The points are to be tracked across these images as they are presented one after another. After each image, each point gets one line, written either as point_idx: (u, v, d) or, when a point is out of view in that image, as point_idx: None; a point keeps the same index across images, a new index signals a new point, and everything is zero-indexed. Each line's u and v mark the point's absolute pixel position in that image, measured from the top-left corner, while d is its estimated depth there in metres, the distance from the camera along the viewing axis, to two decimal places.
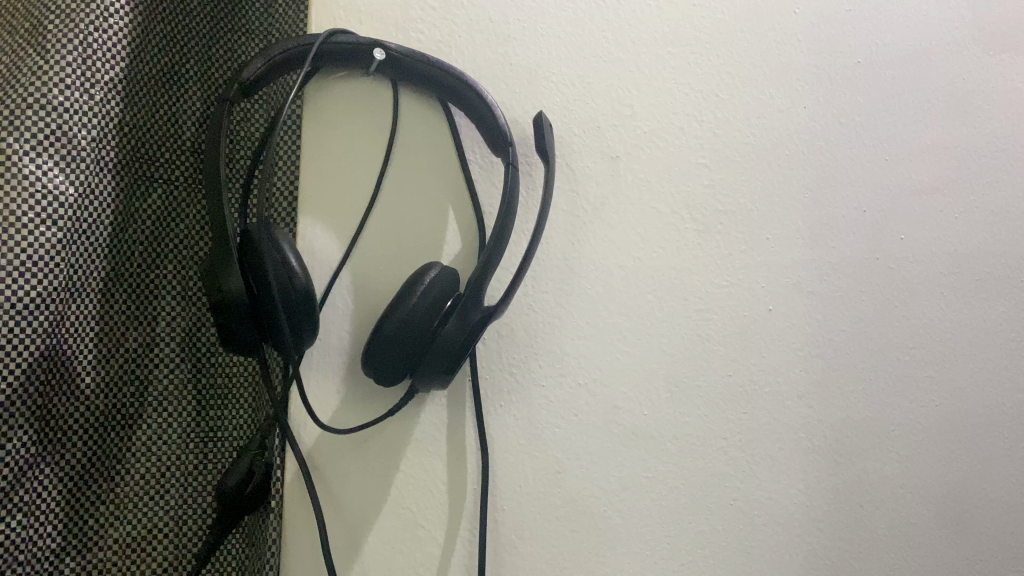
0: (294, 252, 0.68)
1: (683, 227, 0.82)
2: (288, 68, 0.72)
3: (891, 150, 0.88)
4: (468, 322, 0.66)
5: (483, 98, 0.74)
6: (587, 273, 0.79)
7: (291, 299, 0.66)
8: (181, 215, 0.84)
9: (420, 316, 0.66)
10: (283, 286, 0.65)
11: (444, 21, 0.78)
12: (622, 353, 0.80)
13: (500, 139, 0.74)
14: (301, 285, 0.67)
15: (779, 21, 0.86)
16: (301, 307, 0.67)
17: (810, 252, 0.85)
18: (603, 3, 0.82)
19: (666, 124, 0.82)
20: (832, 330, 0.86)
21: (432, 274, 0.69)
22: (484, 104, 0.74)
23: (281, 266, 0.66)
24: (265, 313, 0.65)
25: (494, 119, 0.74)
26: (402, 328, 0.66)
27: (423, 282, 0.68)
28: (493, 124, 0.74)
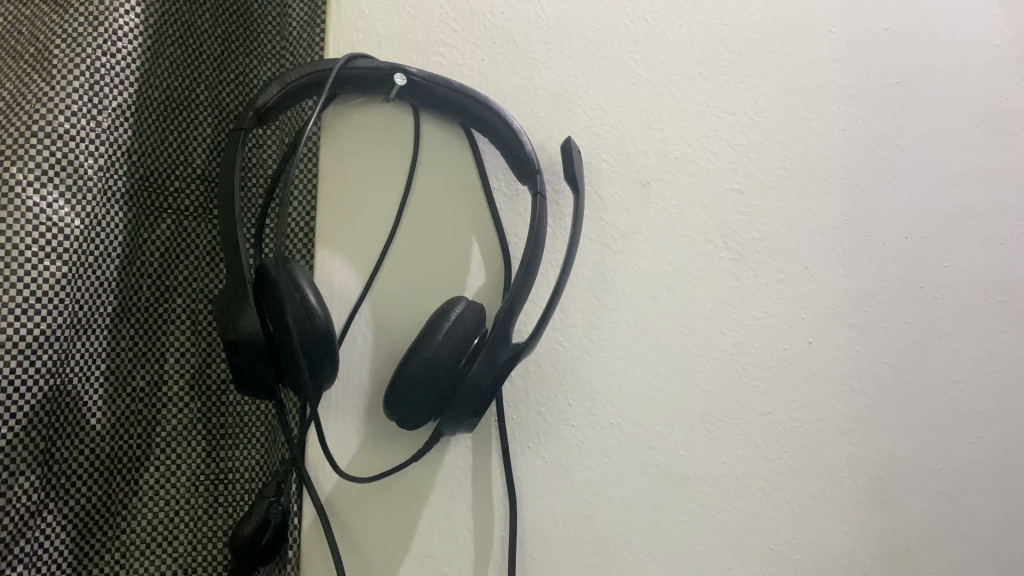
0: (313, 288, 0.65)
1: (718, 255, 0.78)
2: (306, 94, 0.69)
3: (933, 174, 0.84)
4: (495, 363, 0.63)
5: (508, 124, 0.70)
6: (618, 305, 0.76)
7: (311, 338, 0.63)
8: (192, 247, 0.80)
9: (444, 357, 0.62)
10: (301, 325, 0.62)
11: (466, 44, 0.75)
12: (655, 390, 0.76)
13: (526, 166, 0.71)
14: (321, 323, 0.63)
15: (813, 41, 0.82)
16: (320, 347, 0.63)
17: (850, 281, 0.81)
18: (631, 24, 0.78)
19: (699, 149, 0.78)
20: (875, 363, 0.81)
21: (458, 310, 0.65)
22: (510, 131, 0.70)
23: (299, 304, 0.63)
24: (283, 354, 0.62)
25: (520, 146, 0.70)
26: (426, 369, 0.62)
27: (447, 321, 0.64)
28: (520, 152, 0.71)
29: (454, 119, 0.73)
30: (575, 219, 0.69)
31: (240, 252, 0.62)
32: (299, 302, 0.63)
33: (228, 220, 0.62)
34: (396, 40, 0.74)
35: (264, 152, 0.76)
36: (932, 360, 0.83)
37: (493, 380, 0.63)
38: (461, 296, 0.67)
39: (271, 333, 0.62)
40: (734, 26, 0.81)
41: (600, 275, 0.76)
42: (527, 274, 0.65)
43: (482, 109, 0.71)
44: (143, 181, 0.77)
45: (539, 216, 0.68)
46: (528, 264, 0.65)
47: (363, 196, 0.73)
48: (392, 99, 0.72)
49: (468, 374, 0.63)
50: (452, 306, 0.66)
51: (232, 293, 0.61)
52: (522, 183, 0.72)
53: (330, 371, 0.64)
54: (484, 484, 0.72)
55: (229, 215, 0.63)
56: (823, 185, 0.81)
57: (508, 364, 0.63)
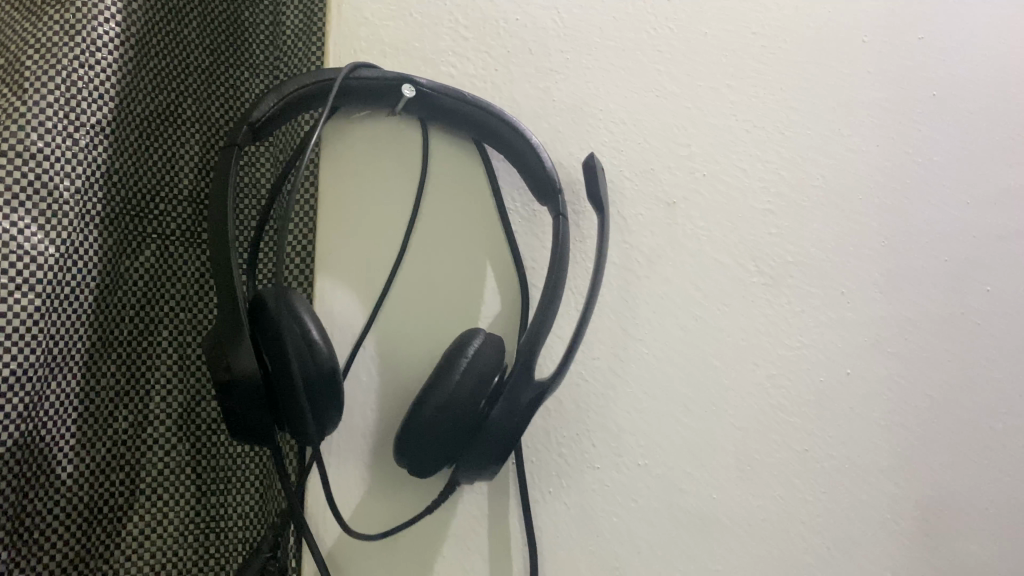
0: (315, 320, 0.58)
1: (749, 280, 0.72)
2: (306, 107, 0.63)
3: (973, 191, 0.79)
4: (518, 405, 0.56)
5: (527, 140, 0.64)
6: (644, 335, 0.70)
7: (313, 378, 0.56)
8: (178, 274, 0.73)
9: (463, 398, 0.56)
10: (303, 363, 0.56)
11: (478, 54, 0.69)
12: (685, 427, 0.70)
13: (546, 185, 0.65)
14: (325, 360, 0.57)
15: (845, 52, 0.77)
16: (324, 386, 0.57)
17: (888, 307, 0.76)
18: (654, 32, 0.73)
19: (727, 166, 0.73)
20: (917, 396, 0.76)
21: (478, 344, 0.59)
22: (528, 147, 0.64)
23: (300, 339, 0.56)
24: (282, 396, 0.55)
25: (539, 163, 0.64)
26: (443, 411, 0.56)
27: (466, 357, 0.58)
28: (538, 169, 0.65)
29: (466, 133, 0.67)
30: (600, 242, 0.63)
31: (234, 282, 0.55)
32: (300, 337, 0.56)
33: (220, 247, 0.56)
34: (403, 50, 0.68)
35: (259, 171, 0.69)
36: (976, 391, 0.77)
37: (517, 424, 0.56)
38: (478, 327, 0.61)
39: (269, 372, 0.56)
40: (762, 35, 0.76)
41: (623, 304, 0.70)
42: (551, 304, 0.59)
43: (498, 122, 0.64)
44: (125, 203, 0.70)
45: (562, 240, 0.62)
46: (551, 293, 0.59)
47: (367, 219, 0.66)
48: (399, 112, 0.66)
49: (489, 417, 0.56)
50: (470, 340, 0.59)
51: (224, 329, 0.55)
52: (540, 203, 0.66)
53: (335, 412, 0.58)
54: (502, 535, 0.66)
55: (222, 241, 0.56)
56: (858, 204, 0.76)
57: (533, 405, 0.57)
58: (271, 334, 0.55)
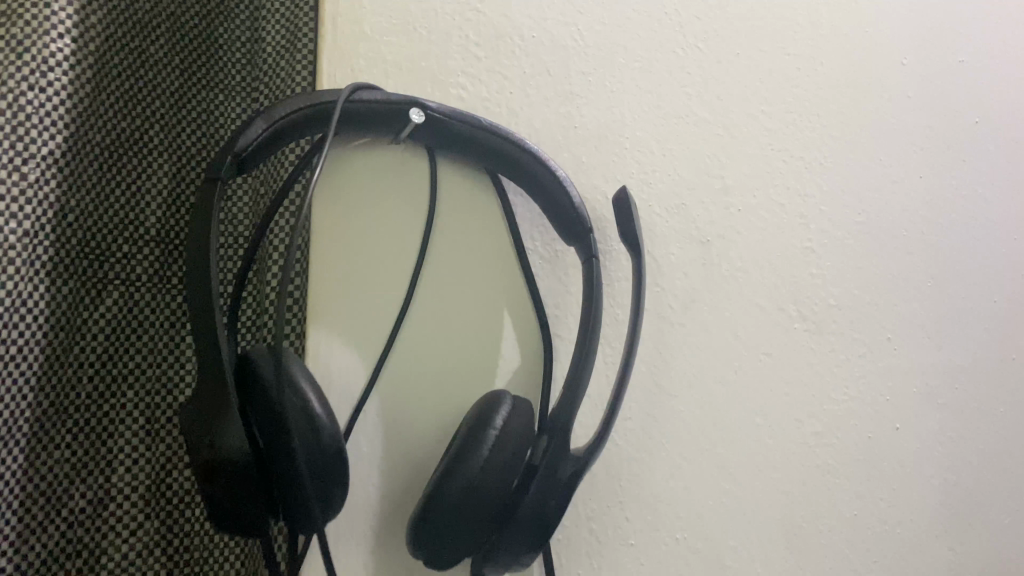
0: (314, 386, 0.49)
1: (792, 327, 0.65)
2: (299, 134, 0.54)
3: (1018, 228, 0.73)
4: (556, 483, 0.48)
5: (552, 172, 0.56)
6: (681, 391, 0.62)
7: (316, 458, 0.47)
8: (144, 326, 0.63)
9: (493, 478, 0.47)
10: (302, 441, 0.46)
11: (491, 75, 0.61)
12: (729, 494, 0.62)
13: (574, 223, 0.57)
14: (328, 437, 0.47)
15: (884, 76, 0.70)
16: (329, 468, 0.47)
17: (937, 354, 0.69)
18: (682, 52, 0.66)
19: (765, 200, 0.66)
20: (968, 450, 0.69)
21: (505, 412, 0.50)
22: (554, 181, 0.56)
23: (297, 413, 0.47)
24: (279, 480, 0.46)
25: (566, 199, 0.56)
26: (470, 496, 0.46)
27: (493, 428, 0.49)
28: (564, 204, 0.57)
29: (479, 164, 0.59)
30: (637, 287, 0.55)
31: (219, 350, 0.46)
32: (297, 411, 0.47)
33: (198, 311, 0.47)
34: (407, 69, 0.60)
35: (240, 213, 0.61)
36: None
37: (554, 506, 0.48)
38: (503, 391, 0.53)
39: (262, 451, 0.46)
40: (799, 55, 0.68)
41: (656, 355, 0.62)
42: (586, 362, 0.51)
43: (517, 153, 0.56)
44: (84, 245, 0.61)
45: (594, 287, 0.54)
46: (584, 348, 0.51)
47: (368, 261, 0.58)
48: (403, 140, 0.58)
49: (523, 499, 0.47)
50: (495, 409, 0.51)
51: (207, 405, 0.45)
52: (566, 243, 0.58)
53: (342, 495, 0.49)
54: None
55: (201, 301, 0.47)
56: (901, 242, 0.69)
57: (572, 482, 0.49)
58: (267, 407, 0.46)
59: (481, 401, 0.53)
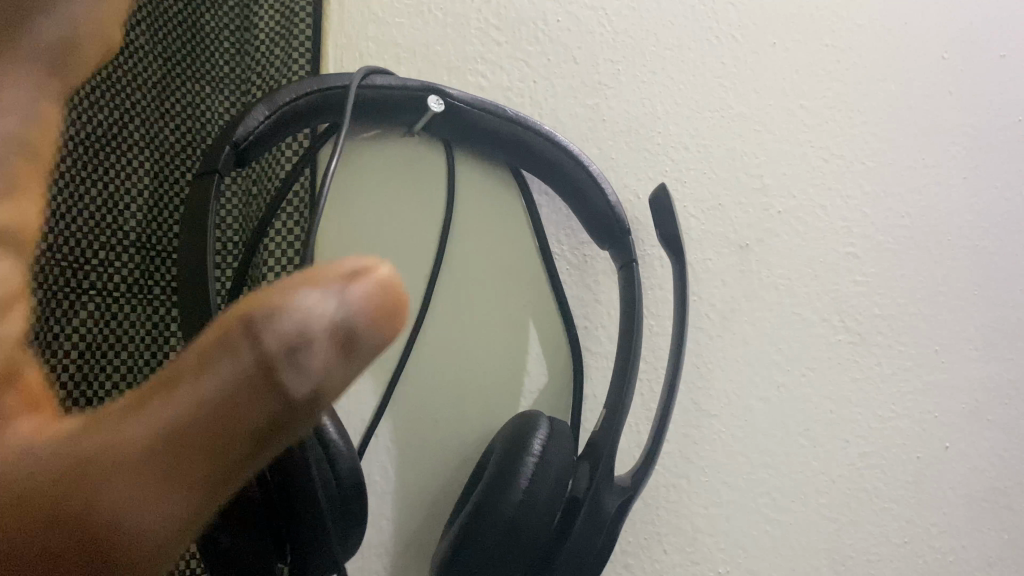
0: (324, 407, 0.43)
1: (835, 339, 0.60)
2: (304, 123, 0.48)
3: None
4: (604, 518, 0.42)
5: (584, 168, 0.50)
6: (720, 410, 0.57)
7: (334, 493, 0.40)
8: (121, 342, 0.52)
9: (537, 513, 0.41)
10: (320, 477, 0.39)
11: (513, 62, 0.55)
12: (771, 522, 0.57)
13: (609, 225, 0.51)
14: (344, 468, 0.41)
15: (926, 70, 0.65)
16: (342, 503, 0.41)
17: (987, 367, 0.63)
18: (716, 41, 0.60)
19: (805, 202, 0.61)
20: (1022, 473, 0.63)
21: (541, 438, 0.44)
22: (586, 178, 0.50)
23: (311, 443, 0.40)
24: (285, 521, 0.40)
25: (601, 198, 0.51)
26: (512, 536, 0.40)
27: (531, 456, 0.43)
28: (598, 202, 0.51)
29: (502, 158, 0.53)
30: (682, 293, 0.49)
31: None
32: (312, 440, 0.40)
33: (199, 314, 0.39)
34: (420, 53, 0.54)
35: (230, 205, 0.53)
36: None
37: (602, 545, 0.42)
38: (535, 411, 0.47)
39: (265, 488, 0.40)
40: (837, 47, 0.63)
41: (693, 370, 0.57)
42: (629, 378, 0.45)
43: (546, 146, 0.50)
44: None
45: (635, 295, 0.49)
46: (623, 364, 0.46)
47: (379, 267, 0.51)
48: (418, 131, 0.52)
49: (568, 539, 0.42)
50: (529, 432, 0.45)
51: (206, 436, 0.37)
52: (600, 246, 0.53)
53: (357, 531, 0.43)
54: None
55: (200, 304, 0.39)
56: (945, 247, 0.64)
57: (620, 517, 0.43)
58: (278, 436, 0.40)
59: (511, 426, 0.47)
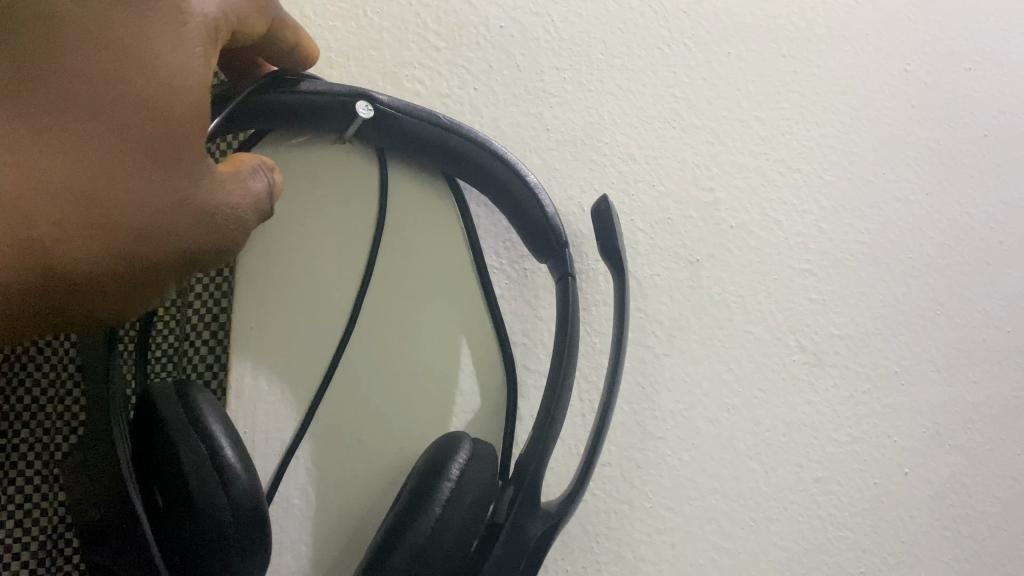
0: (229, 430, 0.40)
1: (789, 358, 0.58)
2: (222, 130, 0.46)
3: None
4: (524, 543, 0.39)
5: (521, 177, 0.48)
6: (665, 431, 0.54)
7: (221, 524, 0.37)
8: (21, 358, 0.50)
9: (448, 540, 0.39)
10: (211, 504, 0.38)
11: (451, 68, 0.54)
12: (719, 551, 0.54)
13: (546, 237, 0.49)
14: (241, 498, 0.38)
15: (886, 82, 0.64)
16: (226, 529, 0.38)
17: (951, 390, 0.61)
18: (668, 49, 0.59)
19: (760, 216, 0.59)
20: (985, 499, 0.61)
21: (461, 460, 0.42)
22: (523, 188, 0.48)
23: (200, 465, 0.38)
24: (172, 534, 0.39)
25: (539, 208, 0.48)
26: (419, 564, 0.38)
27: (447, 481, 0.41)
28: (534, 215, 0.49)
29: (436, 166, 0.51)
30: (621, 306, 0.46)
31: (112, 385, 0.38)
32: (197, 463, 0.38)
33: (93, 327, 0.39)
34: (357, 56, 0.53)
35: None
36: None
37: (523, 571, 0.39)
38: (462, 433, 0.45)
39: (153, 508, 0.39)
40: (794, 57, 0.62)
41: (638, 389, 0.55)
42: (563, 392, 0.42)
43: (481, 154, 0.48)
44: None
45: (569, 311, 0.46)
46: (555, 380, 0.42)
47: (300, 284, 0.50)
48: (347, 136, 0.49)
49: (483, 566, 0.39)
50: (449, 456, 0.42)
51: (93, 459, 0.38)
52: (538, 260, 0.50)
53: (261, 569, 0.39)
54: None
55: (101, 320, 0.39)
56: (904, 265, 0.62)
57: (544, 545, 0.40)
58: (166, 457, 0.39)
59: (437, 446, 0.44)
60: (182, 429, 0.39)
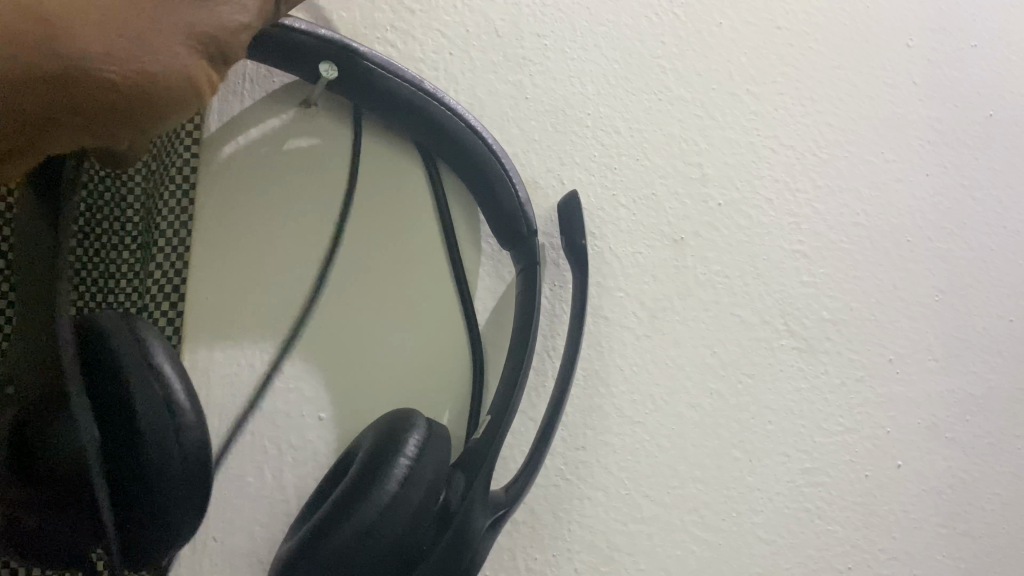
0: (180, 370, 0.38)
1: (778, 343, 0.55)
2: None
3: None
4: (472, 534, 0.37)
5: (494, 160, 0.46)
6: (643, 416, 0.52)
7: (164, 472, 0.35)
8: None
9: (401, 516, 0.36)
10: (160, 449, 0.35)
11: (427, 32, 0.52)
12: (698, 542, 0.52)
13: (514, 223, 0.46)
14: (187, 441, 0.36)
15: (888, 57, 0.61)
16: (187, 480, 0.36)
17: (950, 381, 0.58)
18: (656, 19, 0.56)
19: (749, 193, 0.56)
20: (982, 496, 0.58)
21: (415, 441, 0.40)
22: (495, 172, 0.46)
23: (153, 405, 0.36)
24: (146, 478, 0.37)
25: (508, 196, 0.46)
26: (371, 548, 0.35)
27: (405, 458, 0.38)
28: (502, 202, 0.46)
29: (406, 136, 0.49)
30: (574, 293, 0.43)
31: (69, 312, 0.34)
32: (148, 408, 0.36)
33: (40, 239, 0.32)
34: (325, 16, 0.51)
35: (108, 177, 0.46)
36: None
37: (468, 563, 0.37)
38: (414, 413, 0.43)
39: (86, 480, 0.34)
40: (790, 30, 0.59)
41: (617, 371, 0.52)
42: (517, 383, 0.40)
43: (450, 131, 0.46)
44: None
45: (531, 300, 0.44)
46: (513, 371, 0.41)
47: (262, 255, 0.48)
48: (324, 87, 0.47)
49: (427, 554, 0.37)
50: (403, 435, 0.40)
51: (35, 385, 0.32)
52: (503, 247, 0.48)
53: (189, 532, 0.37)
54: None
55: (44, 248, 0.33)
56: (901, 249, 0.59)
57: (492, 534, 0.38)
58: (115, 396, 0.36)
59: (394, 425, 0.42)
60: (139, 367, 0.36)
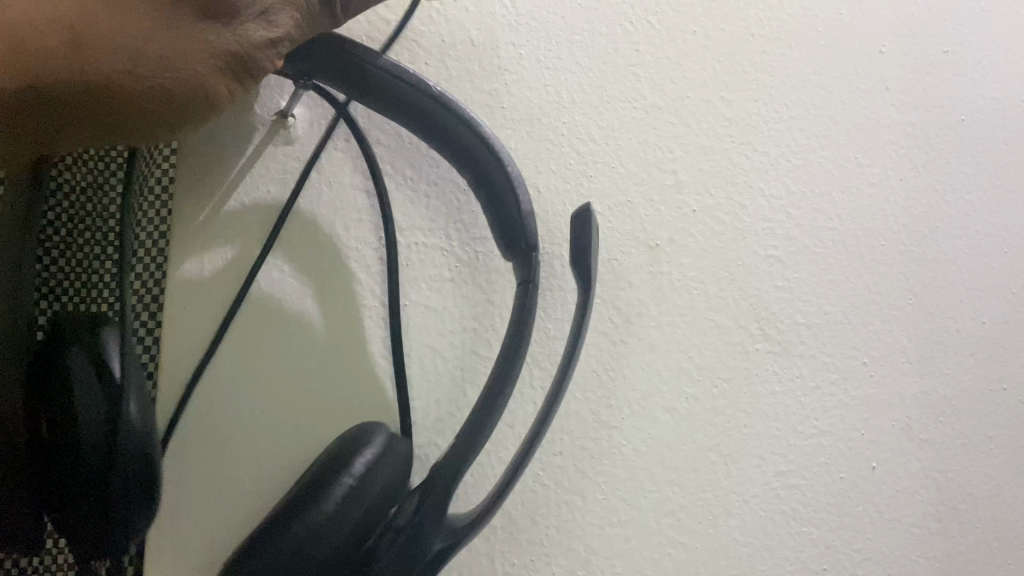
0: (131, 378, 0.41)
1: (753, 347, 0.56)
2: None
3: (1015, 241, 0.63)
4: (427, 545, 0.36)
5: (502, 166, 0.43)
6: (620, 421, 0.53)
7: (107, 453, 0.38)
8: None
9: (338, 535, 0.37)
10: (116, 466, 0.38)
11: (402, 44, 0.53)
12: (674, 545, 0.52)
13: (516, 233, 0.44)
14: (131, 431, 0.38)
15: (861, 62, 0.62)
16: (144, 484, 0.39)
17: (923, 382, 0.59)
18: (630, 26, 0.57)
19: (724, 199, 0.57)
20: (956, 495, 0.59)
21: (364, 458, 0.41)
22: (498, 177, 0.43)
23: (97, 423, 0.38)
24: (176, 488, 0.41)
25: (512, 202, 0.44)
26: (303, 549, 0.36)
27: (348, 476, 0.40)
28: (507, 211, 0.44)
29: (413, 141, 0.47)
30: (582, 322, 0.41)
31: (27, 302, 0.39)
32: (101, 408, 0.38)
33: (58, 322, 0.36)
34: None
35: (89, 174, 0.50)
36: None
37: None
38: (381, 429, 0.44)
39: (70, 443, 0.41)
40: (763, 37, 0.60)
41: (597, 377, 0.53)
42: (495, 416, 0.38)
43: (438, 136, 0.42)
44: None
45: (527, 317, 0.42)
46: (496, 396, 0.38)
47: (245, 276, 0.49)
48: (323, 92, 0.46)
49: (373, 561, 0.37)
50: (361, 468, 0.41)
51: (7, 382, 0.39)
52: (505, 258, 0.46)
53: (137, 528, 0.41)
54: None
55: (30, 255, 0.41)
56: (878, 253, 0.60)
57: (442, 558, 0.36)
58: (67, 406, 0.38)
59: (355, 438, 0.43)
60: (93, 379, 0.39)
